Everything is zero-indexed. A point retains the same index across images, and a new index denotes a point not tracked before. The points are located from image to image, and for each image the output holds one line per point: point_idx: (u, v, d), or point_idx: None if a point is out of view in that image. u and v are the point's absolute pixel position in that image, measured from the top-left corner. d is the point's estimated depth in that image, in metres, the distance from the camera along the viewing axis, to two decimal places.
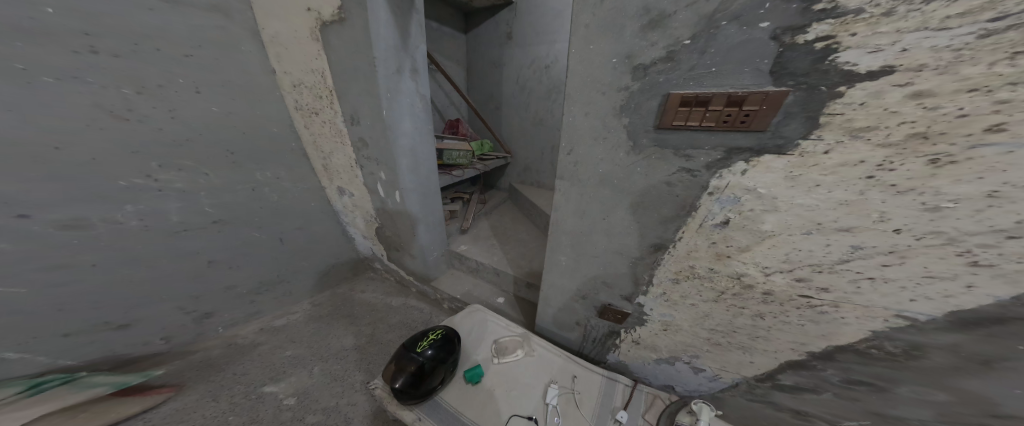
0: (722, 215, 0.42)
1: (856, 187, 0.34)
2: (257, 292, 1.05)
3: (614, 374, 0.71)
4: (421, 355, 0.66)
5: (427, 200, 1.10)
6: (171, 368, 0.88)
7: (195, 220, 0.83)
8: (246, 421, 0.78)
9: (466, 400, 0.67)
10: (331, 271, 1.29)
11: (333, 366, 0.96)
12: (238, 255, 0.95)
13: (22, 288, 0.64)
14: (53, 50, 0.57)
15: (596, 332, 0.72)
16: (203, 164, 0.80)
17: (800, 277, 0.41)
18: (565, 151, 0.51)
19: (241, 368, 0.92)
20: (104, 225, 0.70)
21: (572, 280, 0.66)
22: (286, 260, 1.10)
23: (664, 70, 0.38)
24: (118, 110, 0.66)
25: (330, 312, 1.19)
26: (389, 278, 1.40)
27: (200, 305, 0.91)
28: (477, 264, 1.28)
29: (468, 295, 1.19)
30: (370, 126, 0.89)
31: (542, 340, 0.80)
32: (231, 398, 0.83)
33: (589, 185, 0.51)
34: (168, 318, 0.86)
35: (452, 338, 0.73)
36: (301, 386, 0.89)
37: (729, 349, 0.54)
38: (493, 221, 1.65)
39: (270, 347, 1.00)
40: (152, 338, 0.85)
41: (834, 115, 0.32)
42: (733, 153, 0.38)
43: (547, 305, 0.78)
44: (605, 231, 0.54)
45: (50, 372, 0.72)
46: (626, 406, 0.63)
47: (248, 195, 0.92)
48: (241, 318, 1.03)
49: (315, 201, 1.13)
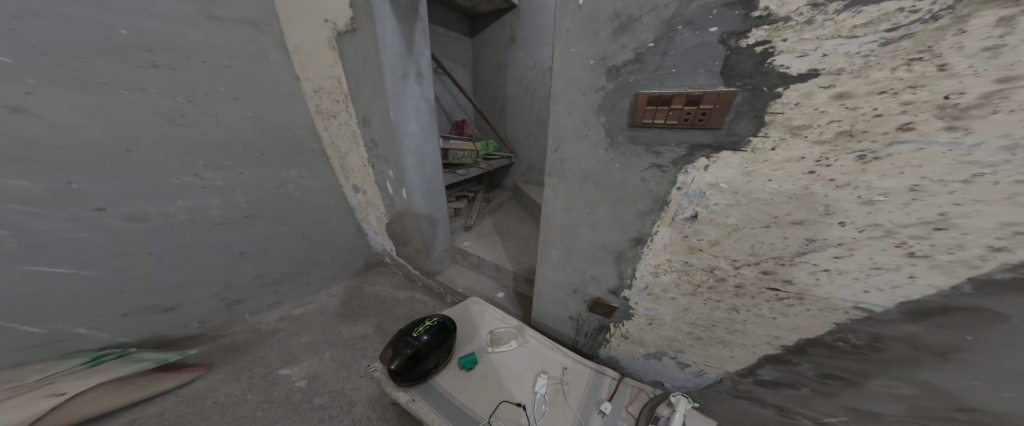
0: (690, 209, 0.44)
1: (801, 182, 0.35)
2: (279, 281, 1.13)
3: (602, 368, 0.74)
4: (418, 340, 0.71)
5: (432, 198, 1.16)
6: (205, 349, 0.97)
7: (231, 213, 0.92)
8: (262, 400, 0.86)
9: (459, 385, 0.71)
10: (347, 265, 1.37)
11: (342, 353, 1.03)
12: (265, 248, 1.04)
13: (95, 271, 0.74)
14: (125, 66, 0.67)
15: (585, 324, 0.75)
16: (239, 164, 0.89)
17: (765, 270, 0.42)
18: (551, 148, 0.54)
19: (262, 352, 1.00)
20: (160, 218, 0.80)
21: (562, 274, 0.69)
22: (307, 253, 1.18)
23: (632, 71, 0.40)
24: (173, 117, 0.75)
25: (343, 302, 1.27)
26: (397, 272, 1.47)
27: (232, 293, 1.01)
28: (478, 260, 1.33)
29: (469, 289, 1.23)
30: (379, 127, 0.95)
31: (536, 333, 0.84)
32: (250, 378, 0.91)
33: (574, 180, 0.54)
34: (205, 303, 0.95)
35: (449, 325, 0.79)
36: (312, 370, 0.96)
37: (710, 343, 0.55)
38: (496, 219, 1.69)
39: (288, 333, 1.09)
40: (191, 321, 0.94)
41: (775, 114, 0.34)
42: (695, 150, 0.40)
43: (540, 298, 0.81)
44: (590, 225, 0.57)
45: (108, 347, 0.82)
46: (611, 397, 0.65)
47: (275, 193, 1.01)
48: (266, 306, 1.12)
49: (332, 198, 1.21)
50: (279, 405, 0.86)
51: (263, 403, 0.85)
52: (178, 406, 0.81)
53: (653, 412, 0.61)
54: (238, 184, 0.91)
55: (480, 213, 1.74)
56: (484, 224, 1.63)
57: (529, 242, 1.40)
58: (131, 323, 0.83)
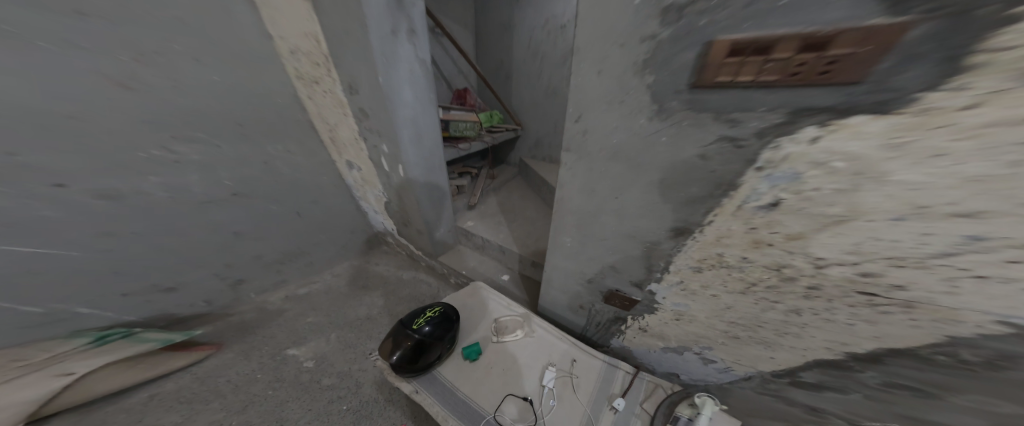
0: (770, 195, 0.36)
1: (1008, 157, 0.23)
2: (283, 261, 1.26)
3: (614, 361, 0.77)
4: (418, 333, 0.74)
5: (432, 178, 1.10)
6: (215, 327, 1.15)
7: (217, 190, 0.93)
8: (275, 375, 1.05)
9: (464, 377, 0.74)
10: (349, 243, 1.51)
11: (347, 335, 1.22)
12: (259, 228, 1.10)
13: (81, 252, 0.78)
14: (45, 14, 0.56)
15: (601, 312, 0.77)
16: (214, 135, 0.84)
17: (864, 272, 0.35)
18: (572, 118, 0.49)
19: (269, 332, 1.18)
20: (135, 194, 0.79)
21: (580, 259, 0.67)
22: (310, 235, 1.31)
23: (704, 9, 0.29)
24: (119, 78, 0.66)
25: (350, 282, 1.47)
26: (399, 252, 1.62)
27: (231, 273, 1.12)
28: (482, 241, 1.37)
29: (474, 270, 1.33)
30: (367, 95, 0.83)
31: (542, 321, 0.87)
32: (259, 358, 1.09)
33: (601, 157, 0.48)
34: (207, 283, 1.07)
35: (449, 315, 0.81)
36: (318, 351, 1.14)
37: (747, 343, 0.52)
38: (501, 198, 1.70)
39: (294, 313, 1.27)
40: (197, 300, 1.08)
41: (993, 53, 0.21)
42: (801, 115, 0.30)
43: (548, 281, 0.82)
44: (616, 211, 0.52)
45: (114, 326, 0.93)
46: (624, 394, 0.68)
47: (263, 169, 1.00)
48: (270, 286, 1.28)
49: (328, 177, 1.20)
50: (288, 383, 1.04)
51: (274, 379, 1.03)
52: (193, 382, 0.99)
53: (671, 411, 0.63)
54: (219, 161, 0.88)
55: (484, 191, 1.76)
56: (488, 202, 1.66)
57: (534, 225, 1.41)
58: (132, 304, 0.94)
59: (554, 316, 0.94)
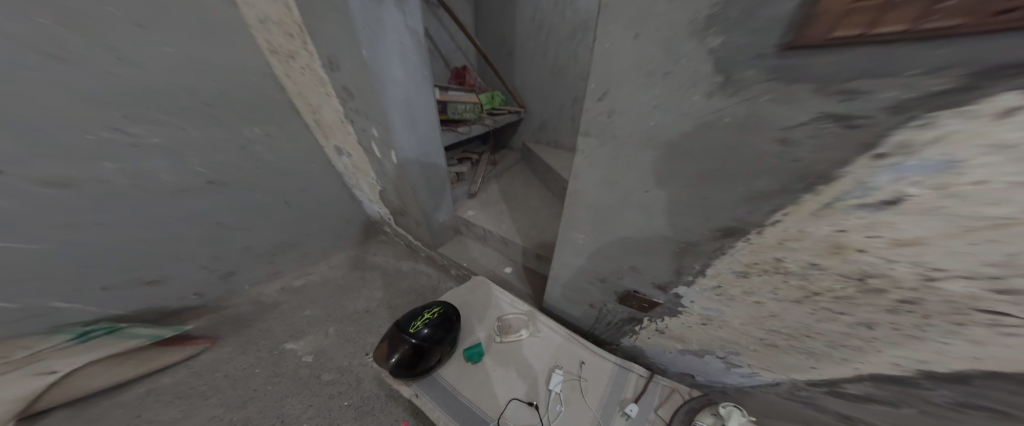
0: (889, 191, 0.29)
1: None
2: (271, 252, 1.43)
3: (627, 364, 0.81)
4: (416, 336, 0.76)
5: (422, 160, 1.13)
6: (209, 321, 1.31)
7: (190, 179, 0.99)
8: (273, 368, 1.22)
9: (465, 379, 0.79)
10: (344, 230, 1.75)
11: (349, 329, 1.44)
12: (242, 217, 1.20)
13: (43, 243, 0.83)
14: None
15: (613, 311, 0.79)
16: (172, 115, 0.86)
17: (1006, 288, 0.28)
18: (595, 95, 0.46)
19: (264, 326, 1.35)
20: (90, 181, 0.82)
21: (592, 255, 0.68)
22: (301, 226, 1.49)
23: None
24: (45, 50, 0.65)
25: (342, 273, 1.74)
26: (399, 242, 1.93)
27: (219, 265, 1.26)
28: (484, 231, 1.52)
29: (473, 262, 1.46)
30: (349, 72, 0.81)
31: (546, 320, 0.93)
32: (257, 353, 1.22)
33: (624, 144, 0.47)
34: (197, 276, 1.21)
35: (448, 317, 0.83)
36: (316, 347, 1.33)
37: (789, 351, 0.51)
38: (503, 186, 1.80)
39: (289, 306, 1.45)
40: (187, 292, 1.23)
41: None
42: (997, 74, 0.21)
43: (555, 273, 0.83)
44: (647, 206, 0.51)
45: (100, 322, 1.05)
46: (637, 399, 0.73)
47: (241, 155, 1.06)
48: (262, 278, 1.47)
49: (317, 162, 1.34)
50: (286, 377, 1.14)
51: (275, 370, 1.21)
52: (187, 377, 1.11)
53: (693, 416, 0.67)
54: (187, 144, 0.92)
55: (486, 178, 1.84)
56: (489, 190, 1.75)
57: (530, 216, 1.52)
58: (119, 297, 1.06)
59: (559, 306, 0.99)
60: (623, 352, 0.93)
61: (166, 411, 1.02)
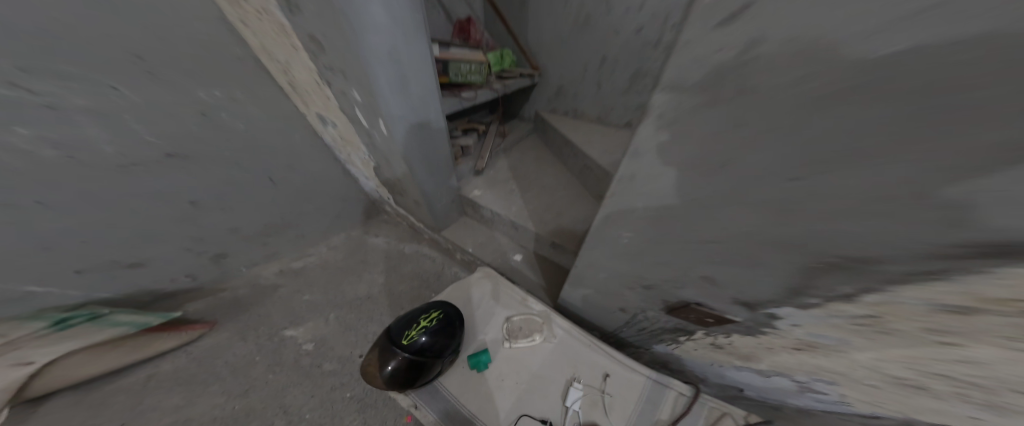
0: None
1: None
2: (266, 234, 1.45)
3: (665, 379, 0.74)
4: (416, 344, 0.65)
5: (416, 128, 0.99)
6: (209, 304, 1.41)
7: (143, 153, 0.87)
8: (274, 352, 1.31)
9: (467, 389, 0.77)
10: (342, 209, 1.70)
11: (348, 315, 1.43)
12: (220, 195, 1.12)
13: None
14: None
15: (651, 316, 0.73)
16: (99, 72, 0.71)
17: None
18: (711, 19, 0.28)
19: (264, 310, 1.45)
20: (11, 154, 0.69)
21: (634, 253, 0.61)
22: (291, 207, 1.43)
23: None
24: None
25: (343, 257, 1.69)
26: (402, 223, 1.84)
27: (202, 246, 1.24)
28: (491, 213, 1.42)
29: (478, 245, 1.47)
30: (316, 13, 0.64)
31: (561, 323, 0.88)
32: (257, 338, 1.35)
33: (752, 102, 0.30)
34: (184, 260, 1.23)
35: (450, 323, 0.71)
36: (315, 333, 1.37)
37: (928, 395, 0.42)
38: (513, 161, 1.65)
39: (289, 289, 1.54)
40: (179, 274, 1.26)
41: None
42: None
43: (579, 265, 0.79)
44: (767, 200, 0.37)
45: (87, 305, 1.07)
46: (675, 420, 0.68)
47: (199, 123, 0.92)
48: (259, 260, 1.52)
49: (299, 133, 1.22)
50: (287, 367, 1.27)
51: (278, 354, 1.30)
52: (192, 363, 1.26)
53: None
54: (123, 108, 0.78)
55: (494, 153, 1.68)
56: (498, 167, 1.61)
57: (542, 199, 1.41)
58: (92, 279, 1.03)
59: (582, 299, 0.91)
60: (651, 355, 0.88)
61: (172, 395, 1.17)
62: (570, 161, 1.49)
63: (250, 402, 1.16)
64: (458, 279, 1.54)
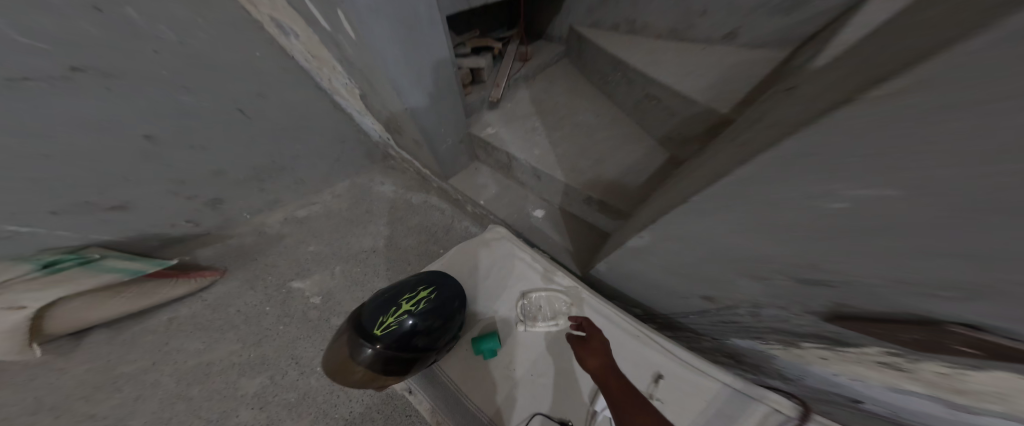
0: None
1: None
2: (259, 178, 1.28)
3: (758, 391, 0.56)
4: (403, 328, 0.52)
5: (401, 30, 0.72)
6: (217, 250, 1.32)
7: (40, 65, 0.68)
8: (283, 303, 1.24)
9: (469, 372, 0.69)
10: (343, 152, 1.47)
11: (353, 270, 1.32)
12: (184, 127, 0.96)
13: None
14: None
15: (743, 306, 0.54)
16: None
17: None
18: None
19: (271, 259, 1.35)
20: None
21: (750, 230, 0.40)
22: (281, 146, 1.24)
23: None
24: None
25: (347, 206, 1.51)
26: (409, 171, 1.61)
27: (185, 189, 1.10)
28: (510, 158, 1.15)
29: (494, 200, 1.23)
30: None
31: (596, 305, 0.70)
32: (265, 288, 1.28)
33: None
34: (178, 204, 1.12)
35: (449, 302, 0.57)
36: (321, 287, 1.28)
37: None
38: (535, 93, 1.30)
39: (294, 239, 1.41)
40: (180, 220, 1.17)
41: None
42: None
43: (636, 230, 0.60)
44: None
45: (93, 247, 1.03)
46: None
47: (102, 24, 0.71)
48: (262, 207, 1.38)
49: (260, 50, 0.98)
50: (296, 319, 1.21)
51: (287, 307, 1.23)
52: (207, 310, 1.22)
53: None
54: None
55: (515, 81, 1.31)
56: (518, 100, 1.27)
57: (576, 141, 1.10)
58: (73, 219, 0.94)
59: (635, 270, 0.69)
60: (717, 344, 0.73)
61: (192, 339, 1.15)
62: (619, 92, 1.11)
63: (265, 352, 1.14)
64: (468, 235, 1.37)
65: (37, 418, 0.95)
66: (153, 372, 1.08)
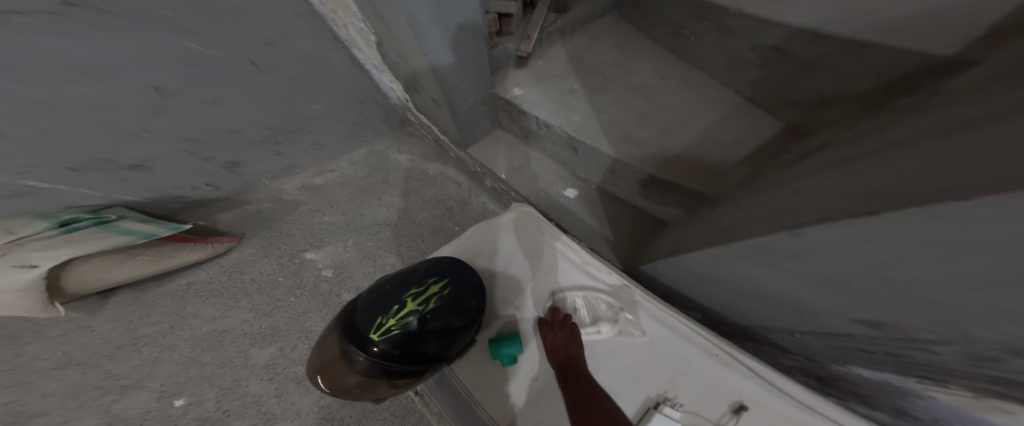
0: None
1: None
2: (274, 139, 1.19)
3: None
4: (409, 328, 0.44)
5: None
6: (233, 215, 1.28)
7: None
8: (297, 273, 1.19)
9: (488, 377, 0.57)
10: (361, 117, 1.36)
11: (364, 243, 1.24)
12: (194, 79, 0.86)
13: None
14: None
15: (957, 344, 0.35)
16: None
17: None
18: None
19: (286, 228, 1.29)
20: None
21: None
22: (294, 105, 1.13)
23: None
24: None
25: (364, 174, 1.42)
26: (427, 138, 1.48)
27: (200, 149, 1.03)
28: (541, 126, 0.98)
29: (521, 174, 1.07)
30: None
31: (654, 311, 0.57)
32: (279, 258, 1.23)
33: None
34: (193, 165, 1.06)
35: (464, 297, 0.49)
36: (334, 260, 1.21)
37: None
38: (574, 48, 1.10)
39: (309, 207, 1.34)
40: (198, 183, 1.12)
41: None
42: None
43: (773, 224, 0.41)
44: None
45: (116, 206, 1.00)
46: None
47: None
48: (279, 173, 1.32)
49: None
50: (308, 291, 1.16)
51: (301, 278, 1.18)
52: (223, 275, 1.19)
53: None
54: None
55: (552, 35, 1.11)
56: (554, 57, 1.08)
57: (628, 107, 0.91)
58: (87, 177, 0.88)
59: (732, 266, 0.53)
60: (812, 366, 0.62)
61: (207, 305, 1.13)
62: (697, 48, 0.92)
63: (276, 323, 1.10)
64: (487, 213, 1.24)
65: (65, 373, 0.97)
66: (172, 335, 1.06)
